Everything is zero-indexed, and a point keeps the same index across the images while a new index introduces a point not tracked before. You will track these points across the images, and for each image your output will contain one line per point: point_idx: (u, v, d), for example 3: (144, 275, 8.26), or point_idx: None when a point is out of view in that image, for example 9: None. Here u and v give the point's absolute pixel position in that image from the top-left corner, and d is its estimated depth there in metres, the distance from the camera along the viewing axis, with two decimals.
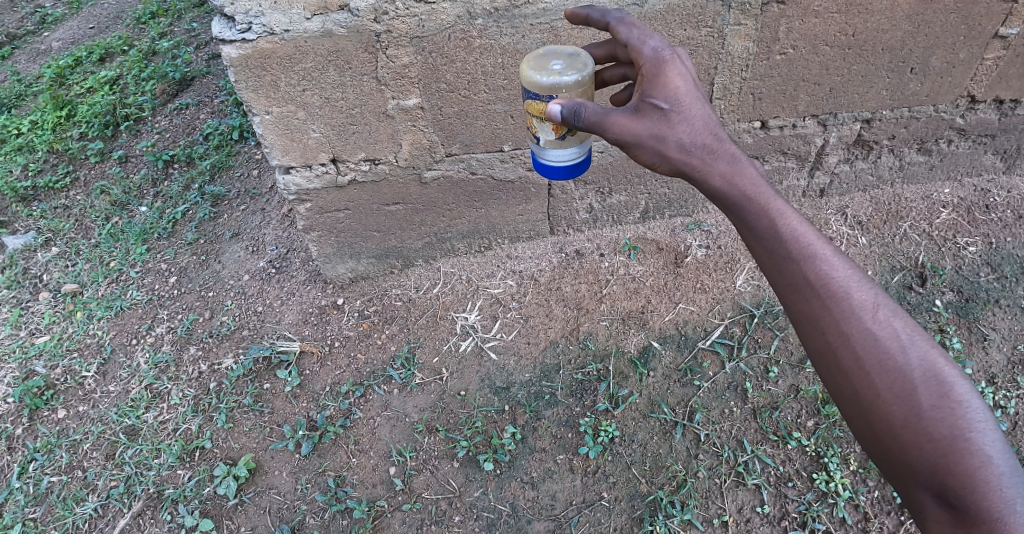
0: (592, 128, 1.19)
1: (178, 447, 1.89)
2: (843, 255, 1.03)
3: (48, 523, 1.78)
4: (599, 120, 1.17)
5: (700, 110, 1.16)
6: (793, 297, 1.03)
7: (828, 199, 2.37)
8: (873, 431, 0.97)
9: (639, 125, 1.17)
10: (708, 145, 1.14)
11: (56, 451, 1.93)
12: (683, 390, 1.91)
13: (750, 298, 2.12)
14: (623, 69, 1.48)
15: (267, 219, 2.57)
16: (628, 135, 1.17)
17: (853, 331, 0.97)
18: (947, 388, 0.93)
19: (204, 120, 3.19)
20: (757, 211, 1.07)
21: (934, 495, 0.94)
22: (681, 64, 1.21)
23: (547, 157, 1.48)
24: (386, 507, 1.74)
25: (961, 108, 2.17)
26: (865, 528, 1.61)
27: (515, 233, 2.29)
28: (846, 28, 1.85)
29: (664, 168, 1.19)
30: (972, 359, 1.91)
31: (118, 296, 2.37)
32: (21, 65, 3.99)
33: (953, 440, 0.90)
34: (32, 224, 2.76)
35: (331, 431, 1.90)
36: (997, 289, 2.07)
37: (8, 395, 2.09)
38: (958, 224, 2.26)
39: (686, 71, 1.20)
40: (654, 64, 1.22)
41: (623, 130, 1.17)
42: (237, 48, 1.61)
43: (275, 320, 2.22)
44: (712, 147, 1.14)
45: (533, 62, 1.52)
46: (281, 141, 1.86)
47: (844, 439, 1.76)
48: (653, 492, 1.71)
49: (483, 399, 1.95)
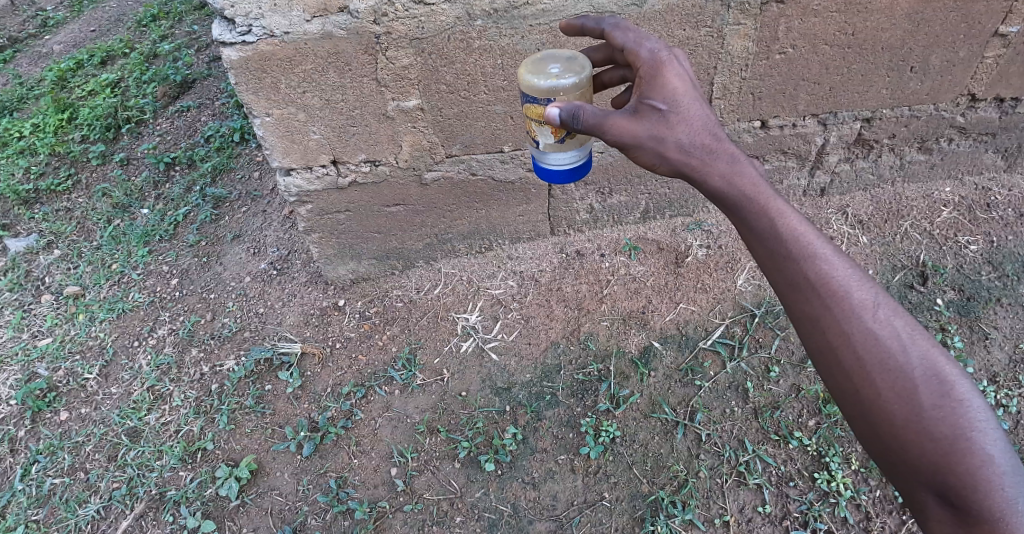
0: (591, 130, 1.19)
1: (181, 448, 1.89)
2: (843, 254, 1.03)
3: (51, 525, 1.78)
4: (598, 123, 1.18)
5: (699, 111, 1.16)
6: (794, 296, 1.03)
7: (828, 199, 2.37)
8: (874, 431, 0.97)
9: (638, 127, 1.17)
10: (707, 145, 1.14)
11: (59, 454, 1.94)
12: (684, 390, 1.91)
13: (751, 297, 2.12)
14: (621, 71, 1.48)
15: (268, 220, 2.58)
16: (627, 137, 1.17)
17: (854, 331, 0.97)
18: (948, 387, 0.93)
19: (205, 122, 3.20)
20: (757, 211, 1.07)
21: (935, 495, 0.94)
22: (679, 64, 1.21)
23: (547, 161, 1.48)
24: (388, 508, 1.74)
25: (961, 107, 2.17)
26: (866, 527, 1.61)
27: (515, 233, 2.29)
28: (845, 27, 1.85)
29: (664, 169, 1.19)
30: (973, 357, 1.91)
31: (120, 298, 2.38)
32: (23, 69, 4.00)
33: (955, 439, 0.90)
34: (34, 227, 2.77)
35: (333, 432, 1.90)
36: (998, 288, 2.07)
37: (12, 397, 2.09)
38: (959, 223, 2.26)
39: (684, 72, 1.20)
40: (651, 66, 1.22)
41: (622, 132, 1.17)
42: (237, 51, 1.62)
43: (276, 321, 2.22)
44: (711, 147, 1.14)
45: (532, 66, 1.53)
46: (282, 143, 1.86)
47: (845, 439, 1.76)
48: (655, 492, 1.71)
49: (485, 400, 1.96)
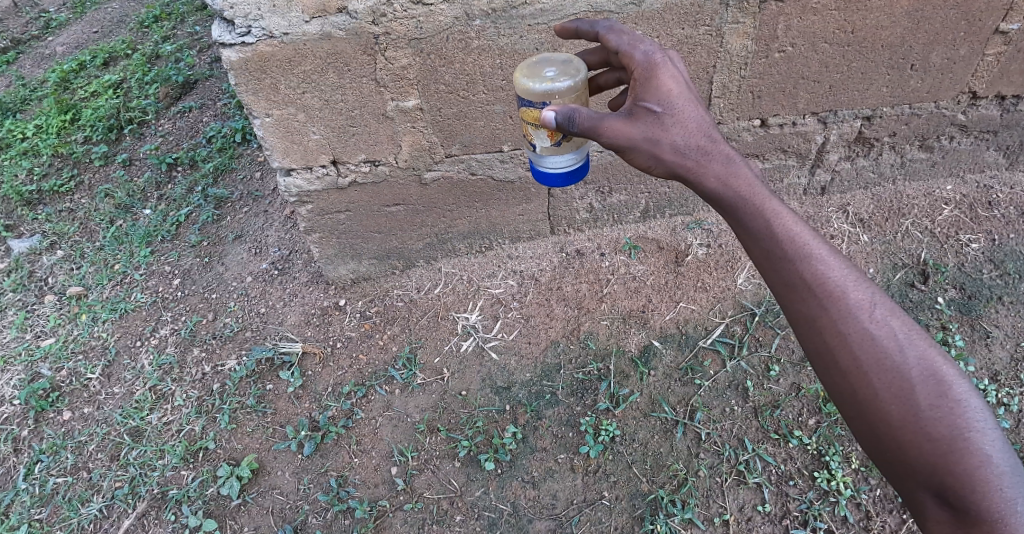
0: (586, 133, 1.19)
1: (182, 448, 1.90)
2: (839, 254, 1.04)
3: (54, 524, 1.79)
4: (593, 125, 1.17)
5: (693, 111, 1.16)
6: (790, 298, 1.03)
7: (829, 197, 2.37)
8: (873, 431, 0.97)
9: (633, 128, 1.16)
10: (702, 146, 1.14)
11: (62, 453, 1.95)
12: (683, 390, 1.91)
13: (751, 296, 2.12)
14: (616, 73, 1.49)
15: (270, 221, 2.59)
16: (622, 139, 1.17)
17: (851, 331, 0.97)
18: (946, 387, 0.93)
19: (207, 123, 3.21)
20: (753, 212, 1.07)
21: (934, 496, 0.94)
22: (673, 66, 1.21)
23: (544, 164, 1.49)
24: (388, 507, 1.74)
25: (962, 105, 2.16)
26: (867, 527, 1.61)
27: (515, 233, 2.30)
28: (845, 25, 1.84)
29: (659, 171, 1.19)
30: (975, 355, 1.90)
31: (123, 298, 2.39)
32: (26, 70, 4.02)
33: (953, 440, 0.90)
34: (38, 227, 2.78)
35: (333, 431, 1.91)
36: (1000, 286, 2.06)
37: (15, 397, 2.11)
38: (961, 221, 2.25)
39: (678, 73, 1.20)
40: (645, 67, 1.22)
41: (618, 135, 1.17)
42: (236, 52, 1.62)
43: (278, 321, 2.23)
44: (706, 148, 1.14)
45: (526, 70, 1.53)
46: (282, 143, 1.87)
47: (845, 438, 1.76)
48: (654, 492, 1.71)
49: (484, 399, 1.96)
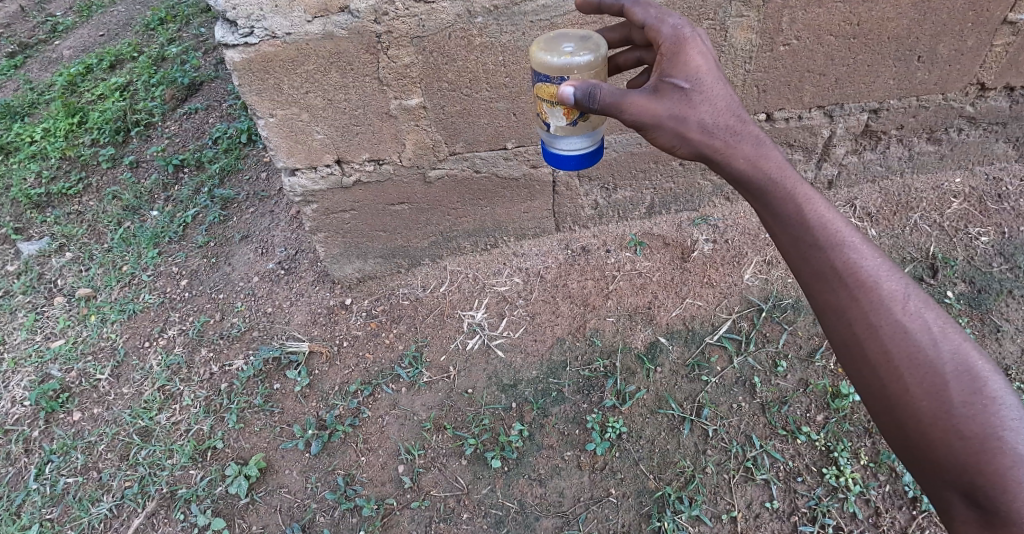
0: (607, 110, 1.16)
1: (191, 447, 1.91)
2: (870, 241, 1.03)
3: (65, 524, 1.81)
4: (615, 102, 1.14)
5: (721, 91, 1.15)
6: (820, 287, 1.02)
7: (836, 191, 2.35)
8: (901, 428, 0.96)
9: (659, 106, 1.15)
10: (730, 126, 1.13)
11: (72, 453, 1.96)
12: (691, 386, 1.90)
13: (759, 292, 2.11)
14: (638, 53, 1.52)
15: (276, 220, 2.60)
16: (647, 115, 1.15)
17: (882, 323, 0.97)
18: (981, 385, 0.92)
19: (213, 124, 3.23)
20: (784, 196, 1.06)
21: (962, 495, 0.93)
22: (702, 43, 1.21)
23: (558, 146, 1.48)
24: (396, 505, 1.75)
25: (970, 96, 2.14)
26: (876, 523, 1.59)
27: (521, 230, 2.30)
28: (850, 17, 1.83)
29: (683, 151, 1.17)
30: (984, 350, 1.88)
31: (132, 299, 2.41)
32: (34, 74, 4.06)
33: (984, 439, 0.89)
34: (46, 230, 2.80)
35: (341, 430, 1.91)
36: (1010, 279, 2.04)
37: (25, 398, 2.13)
38: (969, 214, 2.23)
39: (706, 51, 1.19)
40: (673, 42, 1.21)
41: (642, 111, 1.15)
42: (240, 52, 1.62)
43: (285, 321, 2.24)
44: (735, 128, 1.13)
45: (545, 45, 1.53)
46: (287, 143, 1.87)
47: (855, 434, 1.75)
48: (662, 488, 1.71)
49: (491, 397, 1.96)
